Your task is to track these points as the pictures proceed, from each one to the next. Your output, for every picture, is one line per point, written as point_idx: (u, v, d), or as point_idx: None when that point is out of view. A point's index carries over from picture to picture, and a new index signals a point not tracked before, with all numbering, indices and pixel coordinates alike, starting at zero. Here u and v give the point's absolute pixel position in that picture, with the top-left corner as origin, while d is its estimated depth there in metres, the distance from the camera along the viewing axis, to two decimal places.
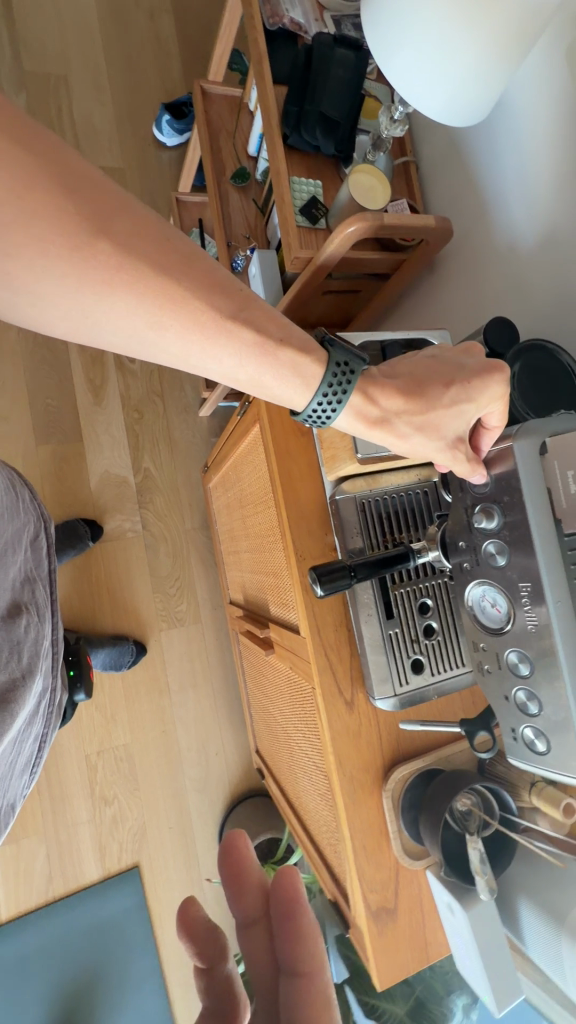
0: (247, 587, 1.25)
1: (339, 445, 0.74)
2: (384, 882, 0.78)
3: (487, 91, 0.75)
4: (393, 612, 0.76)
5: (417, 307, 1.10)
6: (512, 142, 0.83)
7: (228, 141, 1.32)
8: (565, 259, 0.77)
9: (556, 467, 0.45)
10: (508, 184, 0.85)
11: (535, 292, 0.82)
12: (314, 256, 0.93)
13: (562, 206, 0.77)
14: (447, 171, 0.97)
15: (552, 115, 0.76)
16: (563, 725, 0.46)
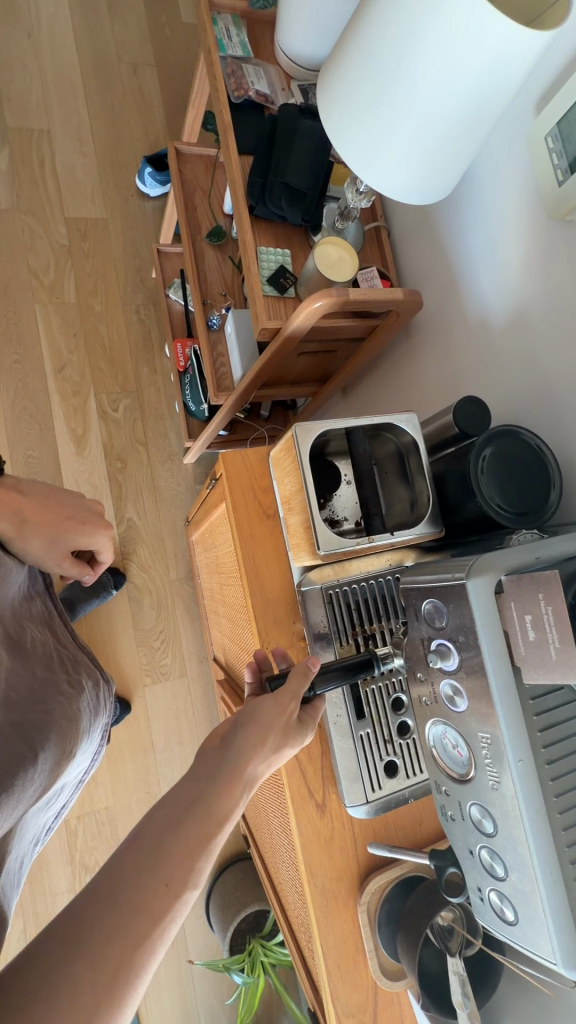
0: (227, 652, 1.21)
1: (302, 535, 0.70)
2: (362, 1004, 0.72)
3: (454, 164, 0.72)
4: (365, 712, 0.71)
5: (392, 369, 1.08)
6: (482, 216, 0.81)
7: (203, 200, 1.32)
8: (535, 339, 0.75)
9: (513, 610, 0.42)
10: (479, 253, 0.82)
11: (505, 365, 0.80)
12: (282, 327, 0.91)
13: (529, 286, 0.75)
14: (418, 238, 0.95)
15: (522, 191, 0.74)
16: (531, 898, 0.41)
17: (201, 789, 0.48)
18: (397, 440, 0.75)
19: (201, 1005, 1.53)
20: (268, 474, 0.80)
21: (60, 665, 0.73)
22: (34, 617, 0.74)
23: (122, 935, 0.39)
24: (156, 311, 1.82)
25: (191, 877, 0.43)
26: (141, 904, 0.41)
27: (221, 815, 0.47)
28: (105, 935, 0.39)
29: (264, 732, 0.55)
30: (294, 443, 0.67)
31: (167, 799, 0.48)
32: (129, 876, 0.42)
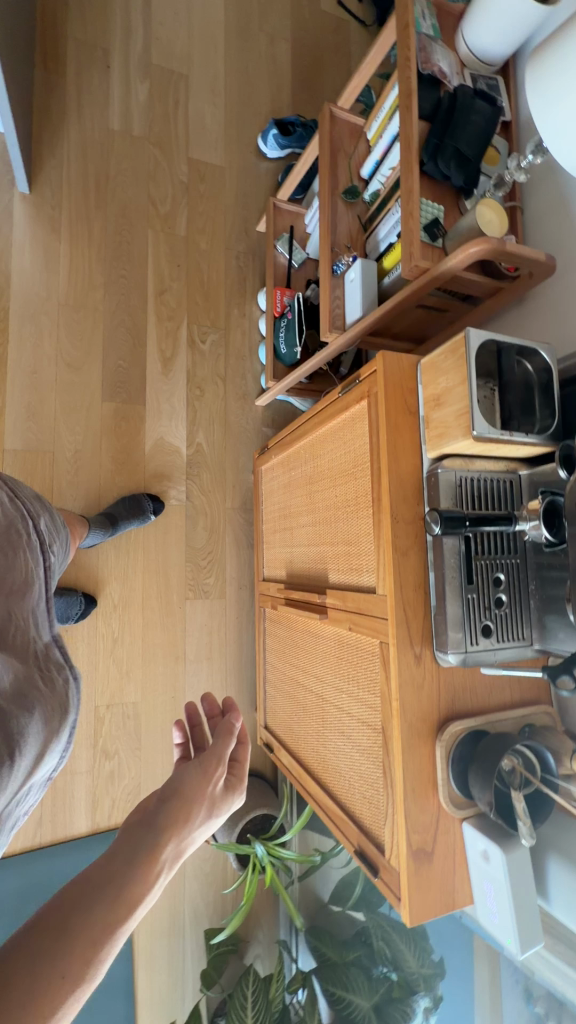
0: (299, 561, 1.34)
1: (452, 423, 0.84)
2: (426, 826, 0.84)
3: None
4: (473, 578, 0.85)
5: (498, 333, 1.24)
6: None
7: (344, 161, 1.47)
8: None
9: None
10: None
11: None
12: (431, 268, 1.06)
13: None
14: (551, 221, 1.11)
15: None
16: None
17: (115, 884, 0.55)
18: (532, 370, 0.89)
19: (189, 901, 1.62)
20: (414, 379, 0.94)
21: (35, 660, 0.78)
22: (17, 604, 0.79)
23: (82, 943, 0.50)
24: (254, 262, 1.95)
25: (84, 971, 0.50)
26: (52, 971, 0.48)
27: (126, 907, 0.55)
28: (29, 979, 0.47)
29: (201, 789, 0.67)
30: (464, 342, 0.81)
31: (77, 886, 0.55)
32: (52, 936, 0.50)
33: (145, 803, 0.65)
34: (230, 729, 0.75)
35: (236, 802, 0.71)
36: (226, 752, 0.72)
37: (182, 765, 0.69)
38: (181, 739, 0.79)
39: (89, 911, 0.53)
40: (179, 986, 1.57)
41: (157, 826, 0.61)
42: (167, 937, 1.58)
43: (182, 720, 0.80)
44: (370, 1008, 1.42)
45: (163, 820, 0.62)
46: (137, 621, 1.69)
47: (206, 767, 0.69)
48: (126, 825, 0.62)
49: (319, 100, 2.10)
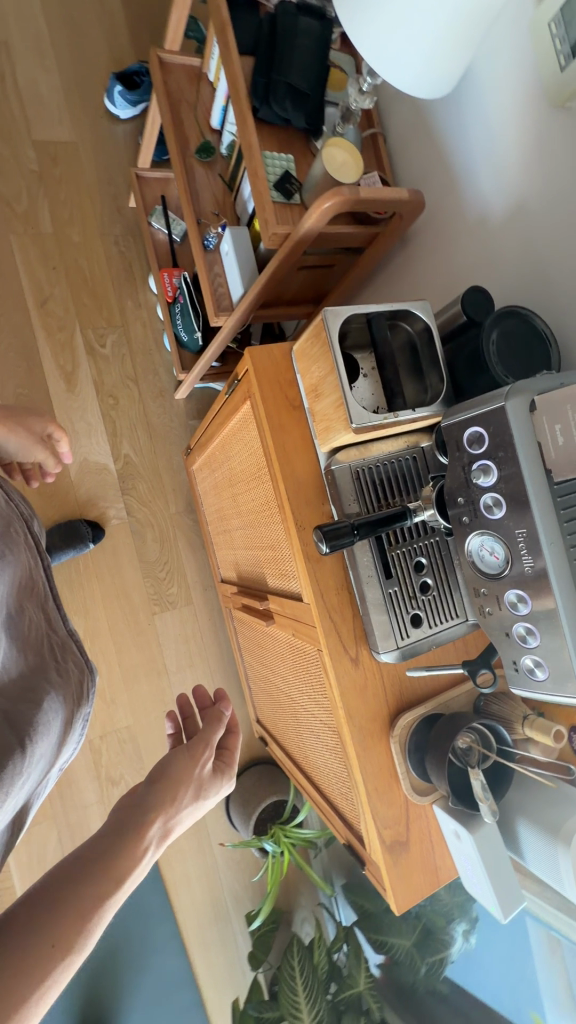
0: (242, 564, 1.29)
1: (333, 415, 0.77)
2: (396, 818, 0.84)
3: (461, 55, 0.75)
4: (391, 572, 0.81)
5: (389, 279, 1.13)
6: (477, 110, 0.88)
7: (190, 113, 1.30)
8: (532, 232, 0.83)
9: (545, 423, 0.50)
10: (472, 147, 0.90)
11: (500, 254, 0.89)
12: (291, 231, 0.95)
13: (528, 179, 0.82)
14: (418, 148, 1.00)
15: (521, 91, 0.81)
16: (561, 653, 0.51)
17: (105, 858, 0.61)
18: (411, 329, 0.82)
19: (228, 889, 1.69)
20: (292, 368, 0.86)
21: (50, 654, 0.80)
22: (29, 599, 0.80)
23: (78, 909, 0.56)
24: (136, 242, 1.77)
25: (75, 937, 0.55)
26: (44, 943, 0.53)
27: (117, 878, 0.60)
28: (25, 947, 0.53)
29: (186, 774, 0.71)
30: (324, 324, 0.74)
31: (70, 865, 0.60)
32: (43, 908, 0.56)
33: (136, 786, 0.69)
34: (220, 717, 0.77)
35: (225, 786, 0.75)
36: (214, 738, 0.75)
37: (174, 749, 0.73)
38: (172, 729, 0.81)
39: (80, 886, 0.58)
40: (237, 963, 1.67)
41: (145, 810, 0.66)
42: (214, 925, 1.67)
43: (174, 713, 0.81)
44: (412, 946, 1.49)
45: (150, 803, 0.67)
46: (110, 648, 1.67)
47: (194, 752, 0.73)
48: (114, 808, 0.67)
49: (163, 34, 1.84)
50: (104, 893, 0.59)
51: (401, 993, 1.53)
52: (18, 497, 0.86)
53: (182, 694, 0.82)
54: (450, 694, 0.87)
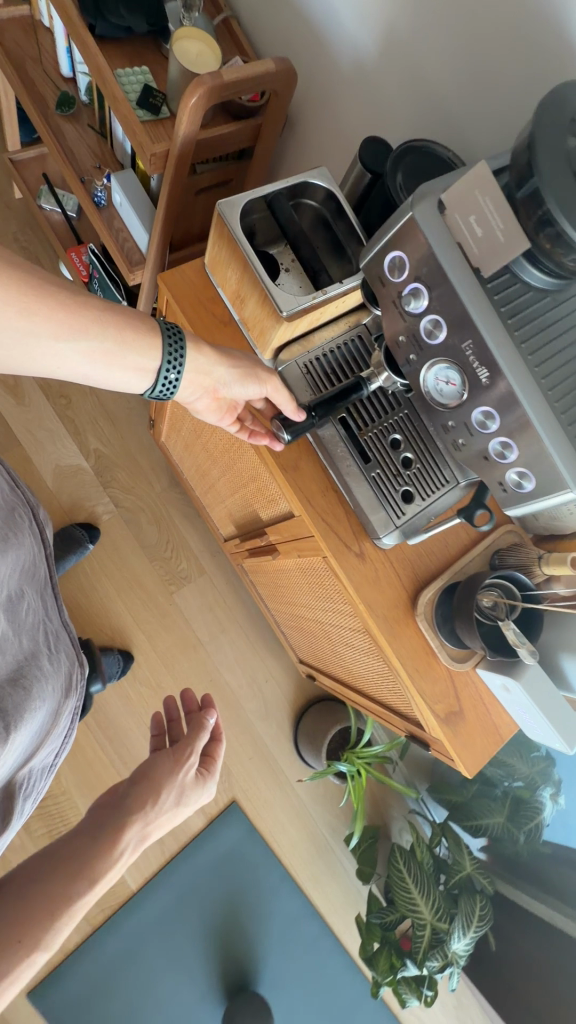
0: (236, 512, 1.28)
1: (263, 314, 0.74)
2: (444, 690, 0.85)
3: None
4: (370, 455, 0.79)
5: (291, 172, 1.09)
6: None
7: (37, 67, 1.21)
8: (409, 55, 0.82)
9: (459, 218, 0.47)
10: None
11: (390, 103, 0.88)
12: (171, 146, 0.89)
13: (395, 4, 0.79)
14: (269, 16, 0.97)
15: None
16: (541, 453, 0.49)
17: (83, 857, 0.69)
18: (316, 203, 0.78)
19: (323, 823, 1.75)
20: (212, 284, 0.82)
21: (43, 642, 0.89)
22: (29, 588, 0.88)
23: (44, 907, 0.64)
24: (35, 232, 1.69)
25: (43, 932, 0.63)
26: (16, 932, 0.62)
27: (92, 876, 0.68)
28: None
29: (159, 783, 0.77)
30: (224, 220, 0.70)
31: (48, 860, 0.69)
32: (20, 903, 0.64)
33: (120, 786, 0.79)
34: (204, 724, 0.86)
35: (205, 792, 0.82)
36: (198, 745, 0.83)
37: (160, 753, 0.82)
38: (160, 732, 0.91)
39: (53, 878, 0.67)
40: (351, 886, 1.74)
41: (125, 808, 0.75)
42: (319, 858, 1.74)
43: (162, 714, 0.92)
44: (507, 820, 1.54)
45: (130, 803, 0.75)
46: (141, 639, 1.68)
47: (178, 757, 0.81)
48: (93, 812, 0.76)
49: None
50: (74, 891, 0.67)
51: (506, 864, 1.63)
52: (28, 490, 0.93)
53: (172, 699, 0.92)
54: (463, 557, 0.86)
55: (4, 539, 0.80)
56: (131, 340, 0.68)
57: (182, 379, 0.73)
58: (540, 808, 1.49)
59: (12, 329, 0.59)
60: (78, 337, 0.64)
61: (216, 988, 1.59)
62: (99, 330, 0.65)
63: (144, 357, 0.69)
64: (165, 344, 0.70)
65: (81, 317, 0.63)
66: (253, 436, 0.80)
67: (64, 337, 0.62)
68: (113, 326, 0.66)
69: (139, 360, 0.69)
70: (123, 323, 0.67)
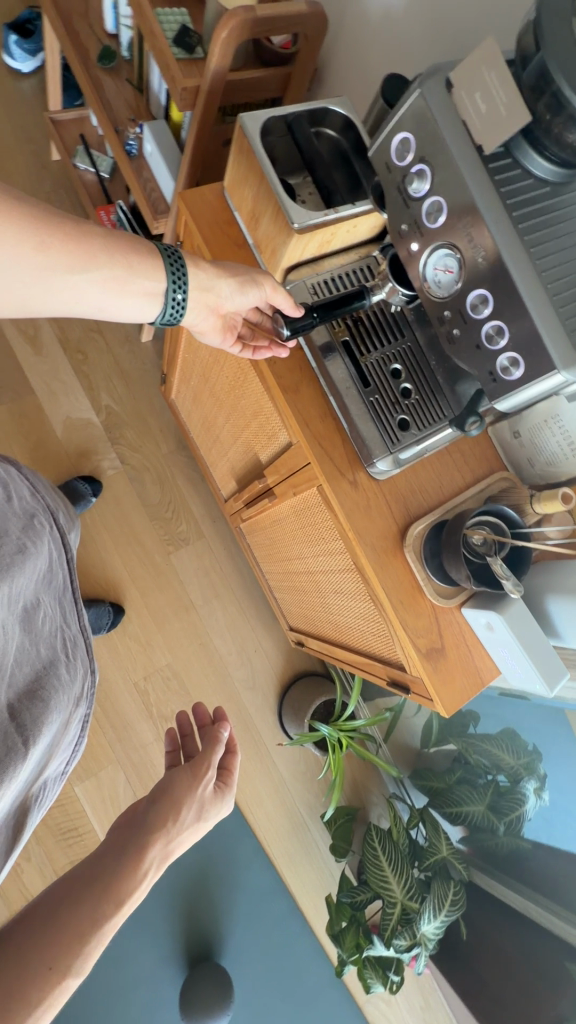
0: (237, 463, 1.29)
1: (275, 229, 0.76)
2: (428, 627, 0.85)
3: None
4: (369, 380, 0.80)
5: None
6: None
7: (83, 22, 1.27)
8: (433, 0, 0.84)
9: (465, 97, 0.48)
10: None
11: (415, 52, 0.89)
12: (201, 81, 0.92)
13: None
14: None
15: None
16: (531, 333, 0.50)
17: (107, 878, 0.67)
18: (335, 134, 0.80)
19: (300, 800, 1.73)
20: (229, 210, 0.85)
21: (59, 648, 0.91)
22: (45, 598, 0.90)
23: (73, 931, 0.62)
24: (68, 193, 1.75)
25: (72, 961, 0.61)
26: (42, 963, 0.60)
27: (119, 898, 0.66)
28: (20, 969, 0.59)
29: (179, 800, 0.77)
30: (244, 135, 0.73)
31: (72, 882, 0.68)
32: (43, 931, 0.62)
33: (139, 805, 0.78)
34: (219, 736, 0.86)
35: (224, 805, 0.82)
36: (215, 757, 0.83)
37: (178, 770, 0.81)
38: (173, 749, 0.90)
39: (80, 903, 0.65)
40: (324, 867, 1.71)
41: (146, 826, 0.74)
42: (294, 835, 1.71)
43: (173, 730, 0.91)
44: (487, 810, 1.50)
45: (151, 820, 0.74)
46: (135, 595, 1.69)
47: (197, 772, 0.80)
48: (112, 834, 0.75)
49: None
50: (103, 915, 0.64)
51: (485, 854, 1.58)
52: (46, 496, 0.97)
53: (184, 714, 0.92)
54: (456, 496, 0.86)
55: (18, 549, 0.81)
56: (136, 264, 0.69)
57: (188, 299, 0.75)
58: (522, 800, 1.42)
59: (30, 264, 0.60)
60: (88, 267, 0.65)
61: (178, 956, 1.55)
62: (106, 256, 0.66)
63: (150, 280, 0.71)
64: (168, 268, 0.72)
65: (87, 245, 0.64)
66: (256, 347, 0.82)
67: (76, 269, 0.64)
68: (118, 252, 0.67)
69: (147, 284, 0.71)
70: (127, 250, 0.68)
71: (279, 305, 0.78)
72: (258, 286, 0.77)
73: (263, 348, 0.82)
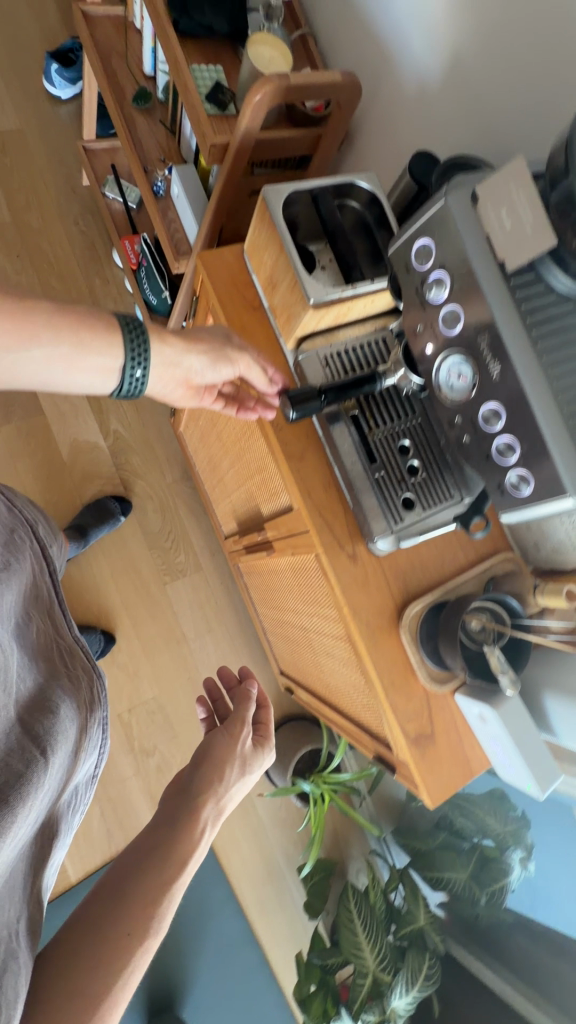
0: (239, 507, 1.27)
1: (291, 300, 0.75)
2: (419, 711, 0.82)
3: None
4: (376, 456, 0.79)
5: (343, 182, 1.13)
6: None
7: (121, 62, 1.28)
8: (468, 81, 0.83)
9: (490, 211, 0.47)
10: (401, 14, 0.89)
11: (445, 121, 0.89)
12: (231, 138, 0.92)
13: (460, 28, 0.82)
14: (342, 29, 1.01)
15: None
16: (542, 455, 0.48)
17: (168, 845, 0.70)
18: (359, 206, 0.80)
19: (278, 848, 1.68)
20: (248, 271, 0.84)
21: (58, 662, 0.80)
22: (33, 610, 0.80)
23: (148, 899, 0.65)
24: (96, 218, 1.76)
25: (150, 926, 0.64)
26: (122, 928, 0.63)
27: (182, 859, 0.69)
28: (98, 947, 0.61)
29: (221, 763, 0.79)
30: (266, 206, 0.72)
31: (130, 856, 0.70)
32: (114, 909, 0.64)
33: (183, 771, 0.79)
34: (248, 694, 0.87)
35: (266, 759, 0.85)
36: (248, 715, 0.85)
37: (212, 734, 0.82)
38: (206, 712, 0.91)
39: (147, 870, 0.68)
40: (297, 922, 1.65)
41: (196, 793, 0.75)
42: (269, 884, 1.66)
43: (203, 698, 0.91)
44: (469, 878, 1.44)
45: (199, 786, 0.76)
46: (127, 623, 1.66)
47: (232, 731, 0.82)
48: (162, 803, 0.77)
49: None
50: (173, 880, 0.68)
51: (465, 926, 1.52)
52: (25, 509, 0.88)
53: (210, 677, 0.91)
54: (457, 576, 0.84)
55: (5, 564, 0.75)
56: (88, 340, 0.65)
57: (149, 375, 0.70)
58: (507, 871, 1.38)
59: None
60: (31, 345, 0.60)
61: (139, 1004, 1.50)
62: (54, 332, 0.62)
63: (105, 354, 0.66)
64: (128, 342, 0.67)
65: (32, 322, 0.60)
66: (242, 407, 0.80)
67: (16, 347, 0.59)
68: (69, 326, 0.63)
69: (101, 360, 0.66)
70: (82, 326, 0.64)
71: (254, 379, 0.77)
72: (232, 363, 0.76)
73: (248, 407, 0.80)
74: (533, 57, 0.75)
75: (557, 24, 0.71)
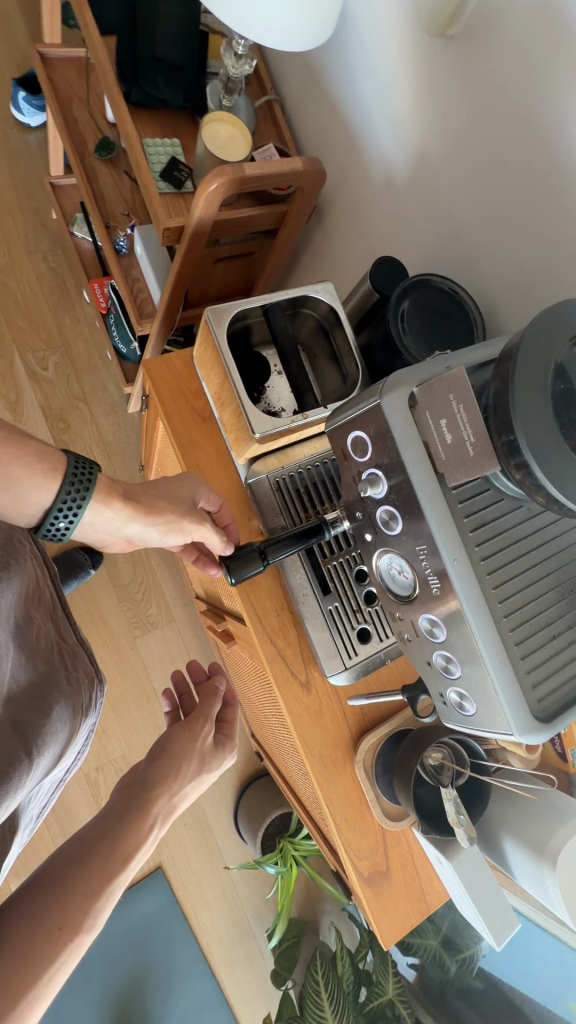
0: (204, 583, 1.21)
1: (238, 426, 0.70)
2: (373, 847, 0.78)
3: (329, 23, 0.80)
4: (330, 586, 0.73)
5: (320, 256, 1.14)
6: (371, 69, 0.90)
7: (83, 109, 1.21)
8: (434, 183, 0.85)
9: (428, 418, 0.43)
10: (368, 106, 0.93)
11: (414, 213, 0.90)
12: (186, 221, 0.85)
13: (425, 132, 0.84)
14: (317, 115, 1.03)
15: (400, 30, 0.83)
16: (484, 684, 0.43)
17: (114, 833, 0.62)
18: (316, 314, 0.74)
19: (248, 906, 1.65)
20: (198, 378, 0.79)
21: (58, 661, 0.71)
22: (36, 609, 0.70)
23: (83, 888, 0.56)
24: (66, 254, 1.68)
25: (83, 921, 0.54)
26: (51, 923, 0.53)
27: (127, 853, 0.61)
28: (20, 942, 0.51)
29: (182, 757, 0.72)
30: (209, 327, 0.67)
31: (69, 847, 0.60)
32: (41, 903, 0.54)
33: (138, 767, 0.71)
34: (215, 692, 0.81)
35: (226, 761, 0.78)
36: (213, 712, 0.78)
37: (174, 726, 0.75)
38: (171, 707, 0.86)
39: (89, 861, 0.58)
40: (266, 980, 1.64)
41: (149, 785, 0.68)
42: (239, 943, 1.64)
43: (170, 691, 0.86)
44: (439, 945, 1.35)
45: (153, 779, 0.69)
46: None
47: (194, 727, 0.75)
48: (113, 796, 0.68)
49: None
50: (112, 873, 0.59)
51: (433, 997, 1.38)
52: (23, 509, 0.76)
53: (178, 671, 0.86)
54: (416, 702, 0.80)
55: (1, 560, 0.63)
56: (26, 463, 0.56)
57: (74, 524, 0.62)
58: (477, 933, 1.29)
59: None
60: None
61: None
62: None
63: (35, 489, 0.58)
64: (66, 484, 0.59)
65: None
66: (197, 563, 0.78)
67: None
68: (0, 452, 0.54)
69: (33, 487, 0.58)
70: (16, 453, 0.56)
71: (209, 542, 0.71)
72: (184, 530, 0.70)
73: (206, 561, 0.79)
74: (496, 169, 0.76)
75: (518, 141, 0.72)
